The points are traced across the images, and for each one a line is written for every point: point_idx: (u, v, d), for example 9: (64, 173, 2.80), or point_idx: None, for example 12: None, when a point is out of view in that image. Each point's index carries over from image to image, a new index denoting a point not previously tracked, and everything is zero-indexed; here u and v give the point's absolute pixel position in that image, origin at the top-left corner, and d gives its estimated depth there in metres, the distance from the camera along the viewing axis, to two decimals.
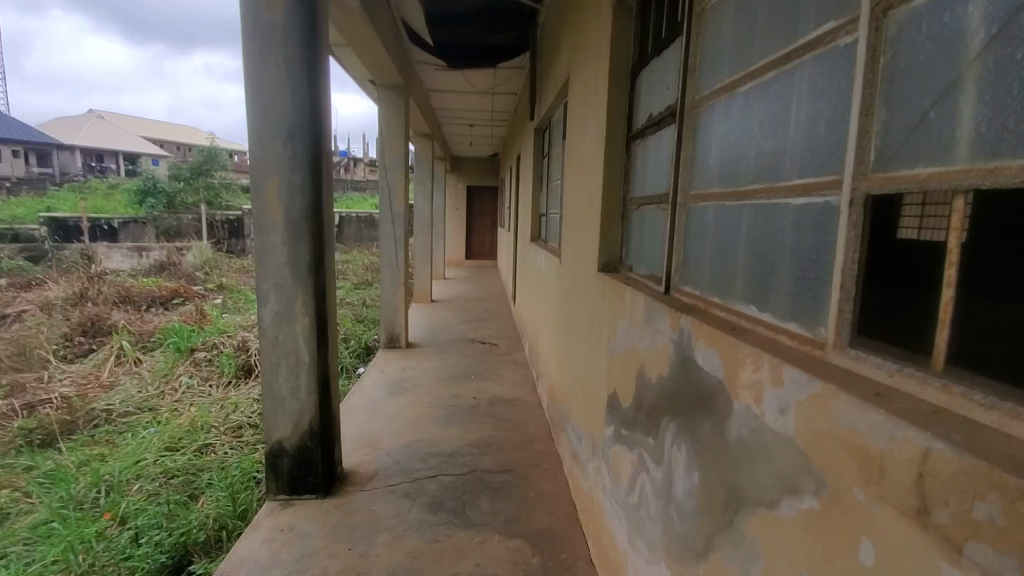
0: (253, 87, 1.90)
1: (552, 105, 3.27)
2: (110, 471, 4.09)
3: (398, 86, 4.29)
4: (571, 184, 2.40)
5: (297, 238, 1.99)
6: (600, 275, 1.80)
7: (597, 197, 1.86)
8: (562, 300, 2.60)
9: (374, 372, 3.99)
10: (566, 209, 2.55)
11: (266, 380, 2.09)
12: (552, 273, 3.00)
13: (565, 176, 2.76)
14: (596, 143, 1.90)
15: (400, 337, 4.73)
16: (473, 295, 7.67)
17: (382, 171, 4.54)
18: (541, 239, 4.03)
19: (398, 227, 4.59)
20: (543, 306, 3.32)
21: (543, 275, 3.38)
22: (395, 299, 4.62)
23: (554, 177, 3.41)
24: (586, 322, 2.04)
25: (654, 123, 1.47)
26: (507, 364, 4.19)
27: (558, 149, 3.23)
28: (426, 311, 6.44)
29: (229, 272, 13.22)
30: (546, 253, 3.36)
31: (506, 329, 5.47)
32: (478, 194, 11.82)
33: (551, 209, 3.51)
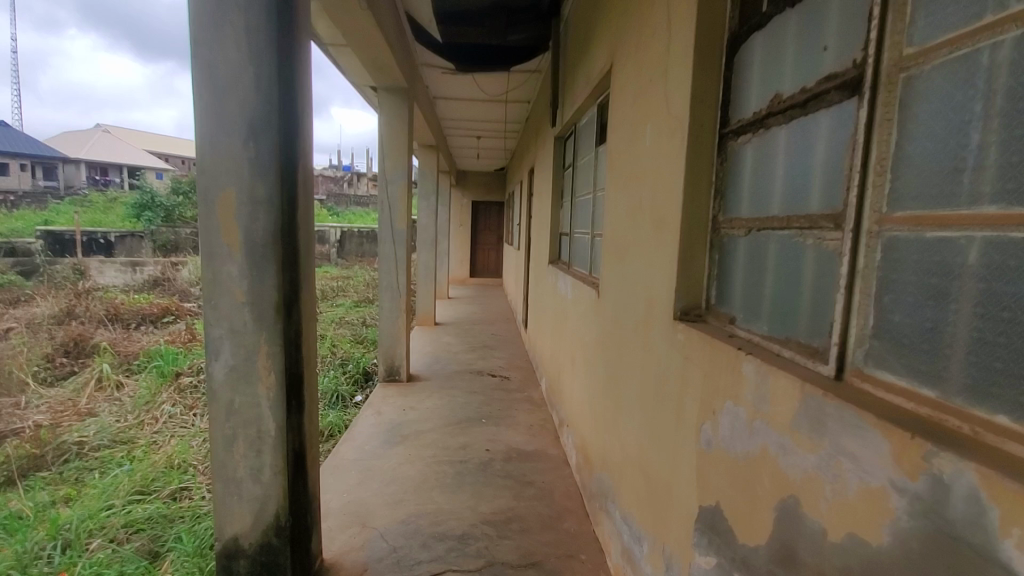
0: (204, 70, 1.42)
1: (581, 108, 2.78)
2: (71, 518, 3.47)
3: (402, 88, 3.82)
4: (615, 199, 1.89)
5: (260, 270, 1.48)
6: (679, 325, 1.28)
7: (672, 217, 1.34)
8: (601, 342, 2.08)
9: (370, 414, 3.43)
10: (607, 230, 2.03)
11: (218, 457, 1.55)
12: (582, 306, 2.48)
13: (603, 188, 2.26)
14: (667, 144, 1.39)
15: (400, 370, 4.15)
16: (480, 318, 7.14)
17: (381, 183, 4.04)
18: (562, 262, 3.52)
19: (398, 247, 4.04)
20: (569, 343, 2.80)
21: (568, 306, 2.87)
22: (395, 327, 4.07)
23: (582, 190, 2.91)
24: (647, 382, 1.52)
25: (787, 106, 0.96)
26: (523, 403, 3.63)
27: (590, 158, 2.72)
28: (429, 337, 5.89)
29: None
30: (571, 280, 2.86)
31: (518, 358, 4.91)
32: (483, 209, 11.38)
33: (578, 228, 3.00)
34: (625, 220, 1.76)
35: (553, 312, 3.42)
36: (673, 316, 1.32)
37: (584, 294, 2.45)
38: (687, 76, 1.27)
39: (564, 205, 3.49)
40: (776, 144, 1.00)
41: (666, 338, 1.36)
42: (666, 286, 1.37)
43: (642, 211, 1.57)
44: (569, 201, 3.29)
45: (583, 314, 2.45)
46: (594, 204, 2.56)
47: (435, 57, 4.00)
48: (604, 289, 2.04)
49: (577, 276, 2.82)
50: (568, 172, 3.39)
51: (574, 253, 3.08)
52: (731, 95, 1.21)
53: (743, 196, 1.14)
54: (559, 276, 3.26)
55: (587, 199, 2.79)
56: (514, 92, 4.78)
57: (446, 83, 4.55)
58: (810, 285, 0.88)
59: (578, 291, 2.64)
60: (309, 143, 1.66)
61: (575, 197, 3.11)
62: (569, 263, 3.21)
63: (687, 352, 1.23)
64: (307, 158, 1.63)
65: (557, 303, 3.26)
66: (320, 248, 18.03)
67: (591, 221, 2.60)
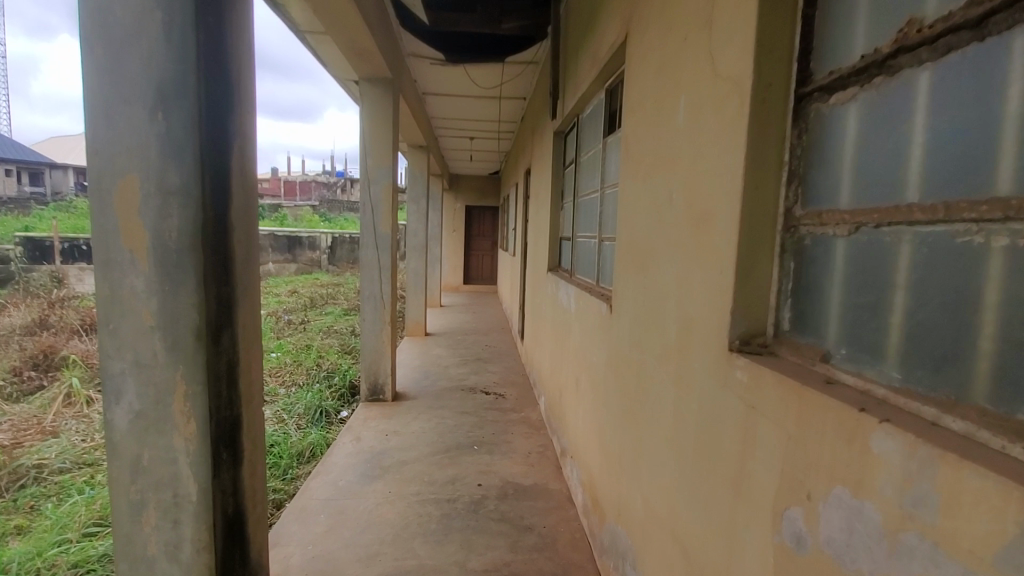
0: (95, 15, 1.06)
1: (586, 96, 2.44)
2: (18, 548, 3.02)
3: (386, 78, 3.47)
4: (634, 194, 1.54)
5: (172, 282, 1.11)
6: (739, 358, 0.93)
7: (721, 211, 1.00)
8: (615, 367, 1.72)
9: (347, 441, 3.03)
10: (621, 233, 1.69)
11: (122, 530, 1.18)
12: (589, 322, 2.13)
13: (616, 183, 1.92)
14: (713, 116, 1.04)
15: (385, 389, 3.75)
16: (473, 327, 6.77)
17: (363, 183, 3.64)
18: (563, 269, 3.17)
19: (382, 254, 3.65)
20: (572, 362, 2.44)
21: (571, 319, 2.52)
22: (379, 341, 3.67)
23: (587, 188, 2.57)
24: (682, 429, 1.16)
25: (945, 31, 0.61)
26: (520, 426, 3.26)
27: (596, 152, 2.38)
28: (418, 349, 5.49)
29: None
30: (574, 290, 2.50)
31: (514, 373, 4.53)
32: (477, 213, 11.04)
33: (582, 232, 2.66)
34: (648, 218, 1.41)
35: (553, 324, 3.08)
36: (726, 348, 0.96)
37: (591, 308, 2.09)
38: (746, 20, 0.92)
39: (565, 207, 3.16)
40: (919, 95, 0.66)
41: (713, 376, 1.01)
42: (714, 305, 1.01)
43: (674, 207, 1.22)
44: (571, 202, 2.96)
45: (590, 330, 2.09)
46: (602, 204, 2.21)
47: (423, 46, 3.66)
48: (619, 304, 1.69)
49: (581, 285, 2.47)
50: (569, 171, 3.06)
51: (577, 260, 2.74)
52: (814, 39, 0.87)
53: (844, 178, 0.79)
54: (560, 284, 2.92)
55: (592, 198, 2.45)
56: (509, 87, 4.45)
57: (435, 75, 4.21)
58: (1004, 315, 0.54)
59: (582, 303, 2.29)
60: (250, 121, 1.30)
61: (578, 197, 2.77)
62: (571, 271, 2.87)
63: (753, 399, 0.87)
64: (246, 138, 1.27)
65: (558, 315, 2.91)
66: (310, 254, 17.59)
67: (599, 221, 2.25)
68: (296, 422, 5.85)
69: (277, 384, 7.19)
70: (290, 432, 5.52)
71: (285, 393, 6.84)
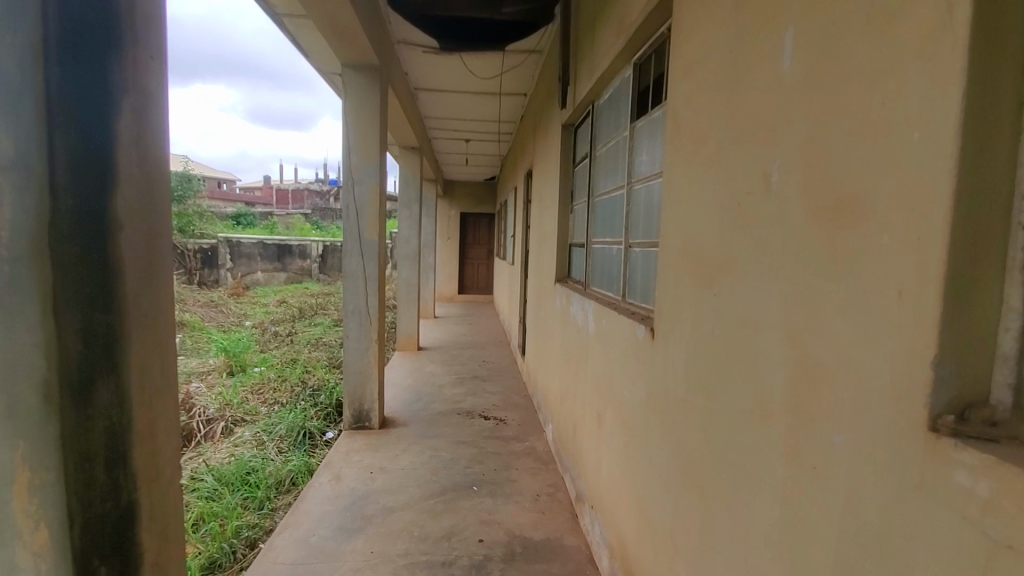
0: None
1: (607, 75, 2.06)
2: None
3: (373, 65, 3.08)
4: (693, 184, 1.14)
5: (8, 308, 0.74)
6: (946, 444, 0.54)
7: (889, 196, 0.61)
8: (660, 410, 1.31)
9: (325, 481, 2.58)
10: (668, 238, 1.29)
11: None
12: (616, 346, 1.73)
13: (656, 175, 1.53)
14: (864, 47, 0.65)
15: (371, 415, 3.29)
16: (469, 341, 6.35)
17: (346, 182, 3.20)
18: (575, 280, 2.77)
19: (368, 263, 3.21)
20: (592, 391, 2.03)
21: (589, 340, 2.12)
22: (365, 361, 3.24)
23: (607, 186, 2.18)
24: (804, 530, 0.76)
25: None
26: (526, 460, 2.83)
27: (621, 141, 2.00)
28: (409, 365, 5.05)
29: (195, 310, 11.95)
30: (593, 305, 2.09)
31: (515, 393, 4.10)
32: (472, 221, 10.67)
33: (601, 237, 2.26)
34: (720, 216, 1.02)
35: (564, 342, 2.69)
36: (921, 427, 0.56)
37: (620, 329, 1.69)
38: None
39: (576, 211, 2.79)
40: None
41: (887, 467, 0.61)
42: (886, 350, 0.61)
43: (776, 197, 0.83)
44: (584, 203, 2.59)
45: (620, 357, 1.68)
46: (632, 203, 1.82)
47: (415, 32, 3.28)
48: (666, 329, 1.29)
49: (601, 300, 2.07)
50: (581, 169, 2.69)
51: (594, 270, 2.35)
52: None
53: None
54: (572, 297, 2.52)
55: (615, 196, 2.06)
56: (510, 80, 4.07)
57: (429, 66, 3.82)
58: None
59: (606, 321, 1.88)
60: (164, 81, 0.92)
61: (595, 197, 2.38)
62: (586, 283, 2.47)
63: (1010, 531, 0.48)
64: (152, 102, 0.89)
65: (570, 333, 2.52)
66: (300, 262, 17.13)
67: (626, 224, 1.86)
68: (277, 445, 5.36)
69: (259, 402, 6.69)
70: (269, 457, 5.03)
71: (268, 412, 6.35)
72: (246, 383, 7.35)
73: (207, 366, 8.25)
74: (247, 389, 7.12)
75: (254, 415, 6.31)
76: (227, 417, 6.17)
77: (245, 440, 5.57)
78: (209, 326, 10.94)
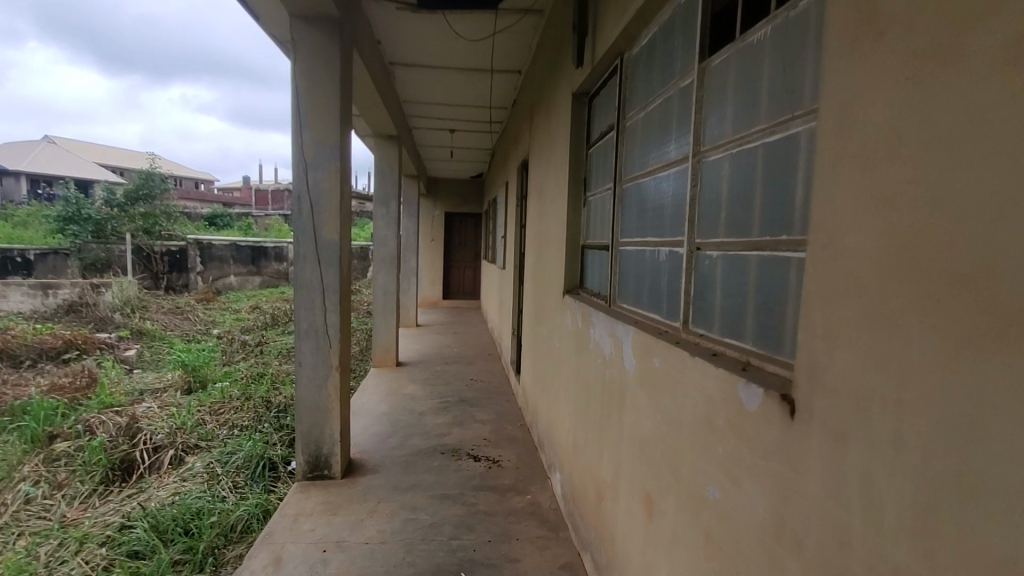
0: None
1: (654, 2, 1.43)
2: None
3: (330, 17, 2.40)
4: (951, 117, 0.53)
5: None
6: None
7: None
8: (826, 563, 0.68)
9: (258, 567, 1.89)
10: (841, 231, 0.68)
11: None
12: (687, 409, 1.10)
13: (781, 135, 0.92)
14: None
15: (331, 463, 2.60)
16: (454, 354, 5.69)
17: (296, 167, 2.48)
18: (594, 291, 2.15)
19: (327, 271, 2.51)
20: (633, 459, 1.41)
21: (626, 383, 1.49)
22: (323, 394, 2.55)
23: (648, 164, 1.57)
24: None
25: None
26: (528, 525, 2.19)
27: (674, 96, 1.39)
28: (385, 386, 4.35)
29: (158, 317, 11.09)
30: (630, 332, 1.46)
31: (509, 423, 3.44)
32: (457, 221, 10.02)
33: (636, 236, 1.64)
34: None
35: (577, 372, 2.08)
36: None
37: (696, 380, 1.06)
38: None
39: (593, 203, 2.20)
40: None
41: None
42: None
43: None
44: (606, 192, 1.98)
45: (696, 426, 1.06)
46: (702, 184, 1.21)
47: None
48: (838, 410, 0.67)
49: (643, 326, 1.44)
50: (600, 148, 2.09)
51: (625, 282, 1.74)
52: None
53: None
54: (592, 315, 1.89)
55: (664, 176, 1.45)
56: (503, 50, 3.44)
57: (405, 29, 3.16)
58: None
59: (660, 362, 1.25)
60: None
61: (625, 182, 1.76)
62: (611, 298, 1.86)
63: None
64: None
65: (590, 363, 1.90)
66: (275, 266, 16.27)
67: (689, 216, 1.26)
68: (233, 479, 4.61)
69: (216, 425, 5.91)
70: (221, 495, 4.28)
71: (226, 436, 5.58)
72: (204, 402, 6.55)
73: (162, 382, 7.40)
74: (205, 409, 6.32)
75: (210, 440, 5.54)
76: (177, 443, 5.38)
77: (196, 473, 4.80)
78: (171, 334, 10.09)
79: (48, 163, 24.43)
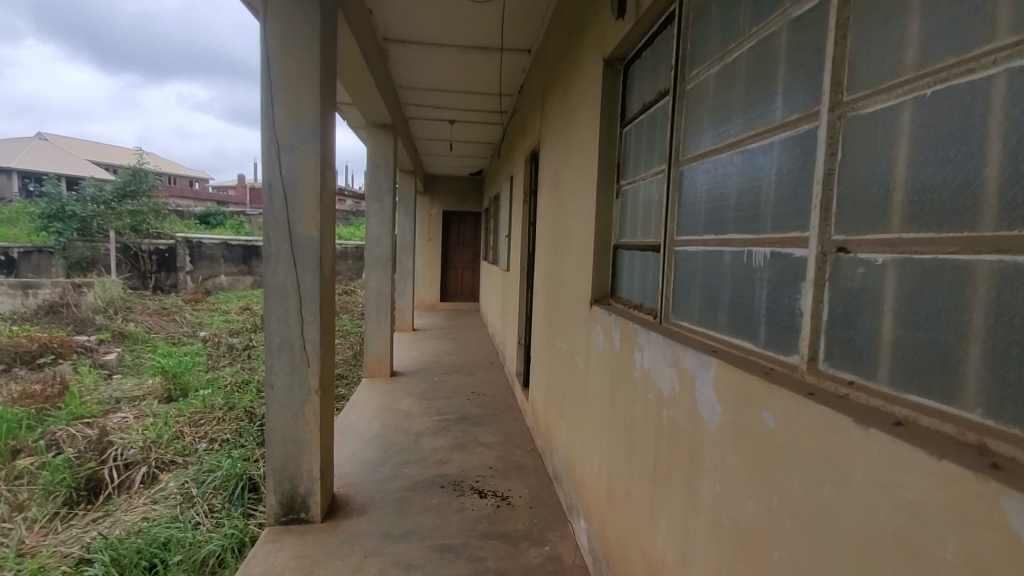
0: None
1: None
2: None
3: None
4: None
5: None
6: None
7: None
8: None
9: None
10: None
11: None
12: (849, 509, 0.68)
13: None
14: None
15: (310, 504, 2.17)
16: (453, 363, 5.27)
17: (267, 149, 2.04)
18: (632, 303, 1.74)
19: (305, 275, 2.07)
20: (719, 551, 0.99)
21: (703, 436, 1.07)
22: (300, 423, 2.12)
23: (728, 134, 1.16)
24: None
25: None
26: None
27: (782, 34, 0.98)
28: (378, 401, 3.92)
29: (142, 318, 10.59)
30: (710, 366, 1.05)
31: (518, 449, 3.02)
32: (455, 220, 9.61)
33: (707, 233, 1.23)
34: None
35: (613, 403, 1.66)
36: None
37: (872, 467, 0.64)
38: None
39: (632, 194, 1.79)
40: None
41: None
42: None
43: None
44: (654, 178, 1.57)
45: (876, 545, 0.64)
46: (848, 153, 0.80)
47: None
48: None
49: (731, 358, 1.03)
50: (643, 126, 1.68)
51: (688, 295, 1.33)
52: None
53: None
54: (637, 332, 1.47)
55: (760, 148, 1.04)
56: (512, 22, 3.03)
57: None
58: None
59: (779, 420, 0.83)
60: None
61: (686, 162, 1.35)
62: (664, 313, 1.45)
63: None
64: None
65: (633, 395, 1.48)
66: None
67: (819, 202, 0.85)
68: (211, 502, 4.14)
69: (195, 437, 5.44)
70: (194, 521, 3.81)
71: (205, 451, 5.12)
72: (184, 411, 6.08)
73: (141, 390, 6.92)
74: (184, 420, 5.85)
75: (187, 456, 5.08)
76: (151, 459, 4.92)
77: (170, 494, 4.34)
78: (155, 337, 9.60)
79: (38, 160, 23.86)
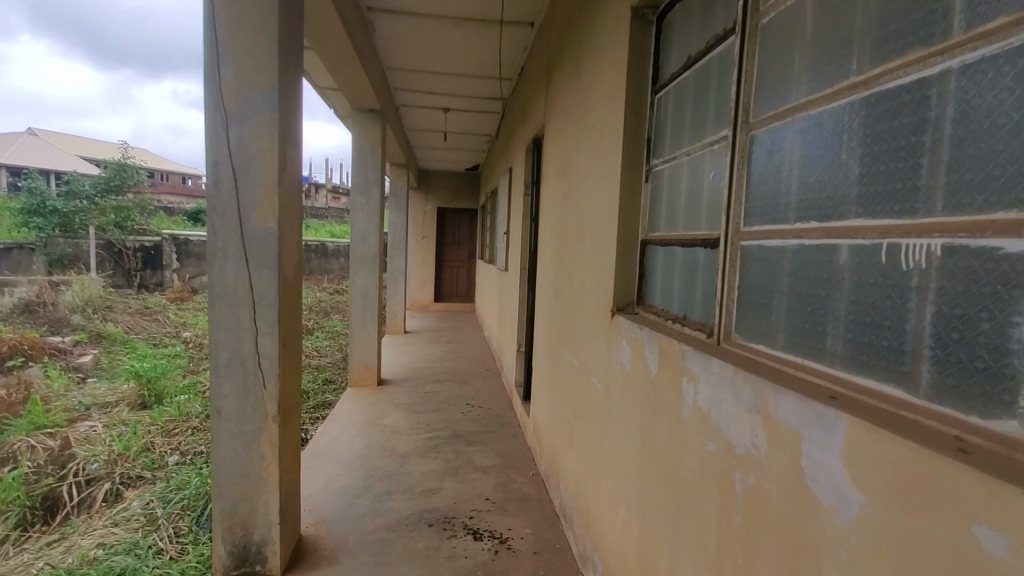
0: None
1: None
2: None
3: None
4: None
5: None
6: None
7: None
8: None
9: None
10: None
11: None
12: None
13: None
14: None
15: (268, 554, 1.78)
16: (446, 370, 4.88)
17: (211, 119, 1.65)
18: (669, 314, 1.36)
19: (259, 275, 1.68)
20: None
21: (818, 530, 0.70)
22: (254, 456, 1.73)
23: (845, 73, 0.78)
24: None
25: None
26: None
27: None
28: (362, 415, 3.52)
29: (122, 317, 10.09)
30: (836, 426, 0.67)
31: (517, 474, 2.63)
32: (450, 218, 9.23)
33: (806, 222, 0.85)
34: None
35: (645, 443, 1.29)
36: None
37: None
38: None
39: (669, 174, 1.40)
40: None
41: None
42: None
43: None
44: (706, 150, 1.19)
45: None
46: None
47: None
48: None
49: (870, 415, 0.66)
50: (686, 88, 1.31)
51: (769, 309, 0.95)
52: None
53: None
54: (684, 354, 1.10)
55: (920, 84, 0.66)
56: None
57: None
58: None
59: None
60: None
61: (763, 124, 0.98)
62: (723, 332, 1.07)
63: None
64: None
65: (678, 438, 1.10)
66: None
67: None
68: (177, 525, 3.70)
69: (166, 450, 5.00)
70: (156, 548, 3.36)
71: (176, 466, 4.68)
72: (157, 421, 5.64)
73: (114, 396, 6.46)
74: (156, 430, 5.41)
75: (156, 471, 4.64)
76: (115, 474, 4.46)
77: (132, 515, 3.85)
78: (134, 339, 9.11)
79: (24, 156, 23.23)
